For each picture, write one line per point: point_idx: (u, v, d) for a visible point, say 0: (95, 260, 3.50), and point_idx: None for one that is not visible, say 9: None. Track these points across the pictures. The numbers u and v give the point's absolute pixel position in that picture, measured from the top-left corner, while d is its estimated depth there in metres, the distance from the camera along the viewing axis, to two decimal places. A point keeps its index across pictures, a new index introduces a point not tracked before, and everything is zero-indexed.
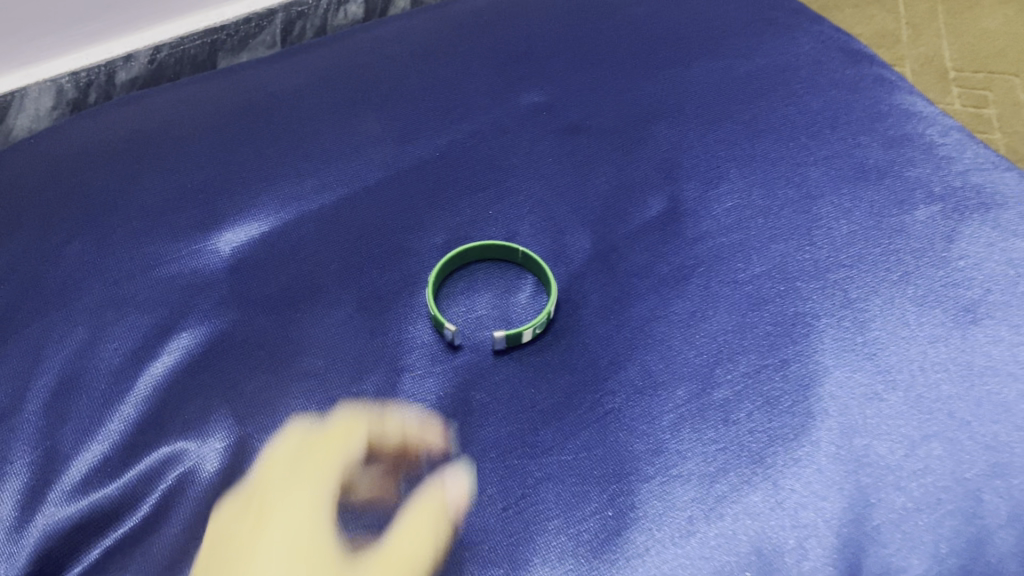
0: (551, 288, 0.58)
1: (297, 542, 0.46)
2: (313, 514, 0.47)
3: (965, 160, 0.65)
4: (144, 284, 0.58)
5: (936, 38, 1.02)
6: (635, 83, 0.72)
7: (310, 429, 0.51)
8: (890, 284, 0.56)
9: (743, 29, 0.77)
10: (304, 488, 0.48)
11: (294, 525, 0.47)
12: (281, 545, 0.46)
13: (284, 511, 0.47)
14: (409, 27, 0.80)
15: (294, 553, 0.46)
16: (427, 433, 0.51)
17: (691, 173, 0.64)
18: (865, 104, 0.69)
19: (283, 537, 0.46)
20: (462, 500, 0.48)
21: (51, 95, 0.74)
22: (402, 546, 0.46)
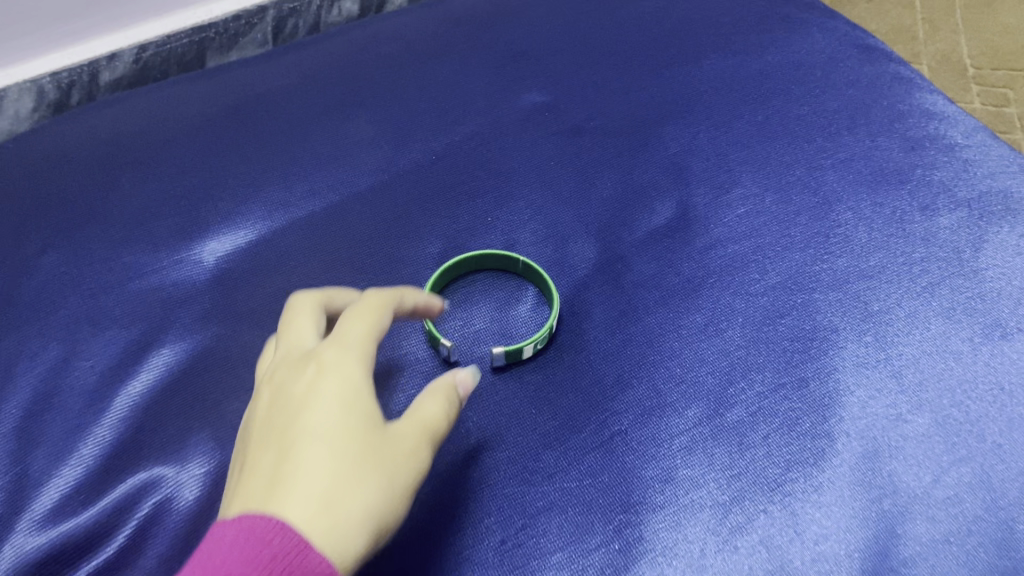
0: (553, 300, 0.54)
1: (346, 398, 0.42)
2: (358, 368, 0.44)
3: (990, 164, 0.61)
4: (123, 297, 0.55)
5: (954, 35, 0.98)
6: (641, 82, 0.69)
7: (312, 300, 0.51)
8: (914, 295, 0.53)
9: (755, 26, 0.74)
10: (343, 352, 0.44)
11: (344, 378, 0.43)
12: (331, 396, 0.42)
13: (326, 378, 0.43)
14: (405, 24, 0.77)
15: (346, 395, 0.42)
16: (421, 300, 0.51)
17: (701, 177, 0.61)
18: (884, 104, 0.66)
19: (332, 394, 0.42)
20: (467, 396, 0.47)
21: (32, 97, 0.70)
22: (431, 404, 0.44)
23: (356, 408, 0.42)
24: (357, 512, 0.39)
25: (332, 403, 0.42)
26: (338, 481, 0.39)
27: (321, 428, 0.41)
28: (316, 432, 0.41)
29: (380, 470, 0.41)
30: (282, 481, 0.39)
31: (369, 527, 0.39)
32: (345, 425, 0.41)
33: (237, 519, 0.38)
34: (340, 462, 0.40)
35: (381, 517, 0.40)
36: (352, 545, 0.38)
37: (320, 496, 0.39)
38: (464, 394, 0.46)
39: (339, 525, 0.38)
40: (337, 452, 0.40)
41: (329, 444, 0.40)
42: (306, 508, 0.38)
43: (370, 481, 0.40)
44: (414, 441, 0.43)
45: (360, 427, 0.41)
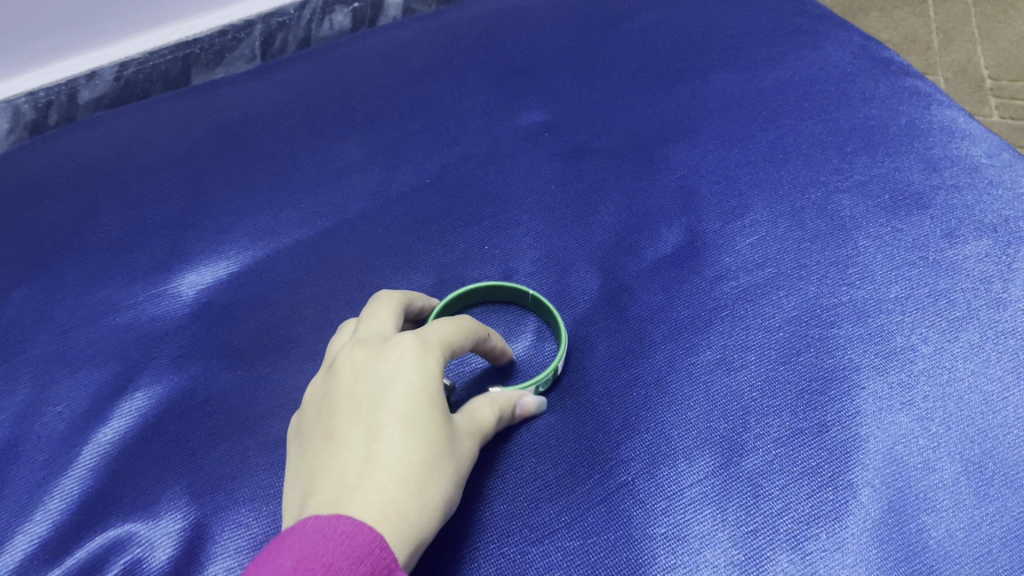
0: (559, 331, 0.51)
1: (428, 386, 0.41)
2: (440, 361, 0.42)
3: (1015, 187, 0.58)
4: (97, 336, 0.52)
5: (970, 45, 0.94)
6: (645, 101, 0.65)
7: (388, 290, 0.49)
8: (940, 331, 0.50)
9: (765, 38, 0.70)
10: (429, 347, 0.42)
11: (428, 372, 0.41)
12: (415, 381, 0.41)
13: (410, 364, 0.41)
14: (399, 38, 0.73)
15: (428, 385, 0.41)
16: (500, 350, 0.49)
17: (710, 202, 0.58)
18: (902, 122, 0.63)
19: (418, 382, 0.41)
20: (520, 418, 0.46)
21: (7, 117, 0.67)
22: (491, 407, 0.44)
23: (437, 396, 0.41)
24: (435, 500, 0.39)
25: (416, 389, 0.41)
26: (422, 468, 0.39)
27: (407, 411, 0.40)
28: (399, 415, 0.40)
29: (452, 459, 0.40)
30: (368, 464, 0.38)
31: (440, 515, 0.39)
32: (429, 413, 0.40)
33: (332, 522, 0.35)
34: (423, 450, 0.39)
35: (448, 507, 0.40)
36: (426, 534, 0.38)
37: (408, 480, 0.38)
38: (519, 414, 0.46)
39: (420, 512, 0.38)
40: (422, 439, 0.39)
41: (415, 430, 0.39)
42: (395, 492, 0.37)
43: (446, 471, 0.39)
44: (477, 434, 0.42)
45: (441, 415, 0.41)
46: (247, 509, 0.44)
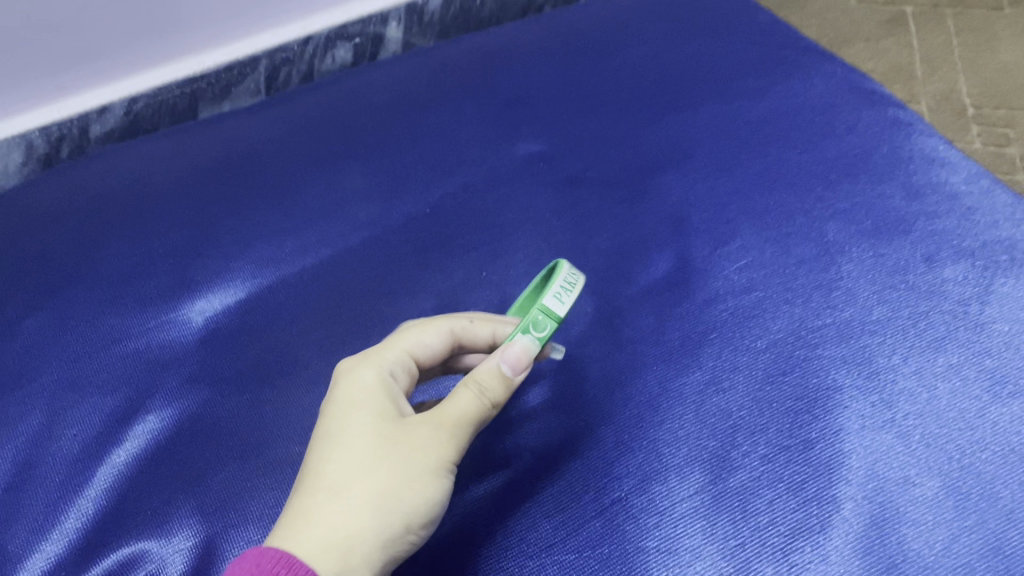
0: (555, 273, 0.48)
1: (360, 396, 0.43)
2: (377, 367, 0.44)
3: (992, 211, 0.61)
4: (109, 361, 0.53)
5: (953, 74, 0.94)
6: (637, 132, 0.68)
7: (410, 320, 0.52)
8: (920, 351, 0.52)
9: (750, 71, 0.73)
10: (365, 358, 0.45)
11: (356, 385, 0.44)
12: (345, 396, 0.43)
13: (344, 383, 0.44)
14: (399, 72, 0.76)
15: (356, 392, 0.43)
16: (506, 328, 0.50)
17: (700, 229, 0.60)
18: (883, 150, 0.65)
19: (350, 395, 0.43)
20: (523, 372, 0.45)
21: (20, 151, 0.70)
22: (466, 391, 0.42)
23: (370, 402, 0.43)
24: (364, 499, 0.39)
25: (348, 402, 0.43)
26: (345, 473, 0.40)
27: (338, 426, 0.42)
28: (331, 431, 0.42)
29: (389, 454, 0.41)
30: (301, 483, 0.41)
31: (379, 511, 0.39)
32: (356, 421, 0.42)
33: (244, 555, 0.38)
34: (345, 457, 0.41)
35: (394, 499, 0.40)
36: (358, 532, 0.39)
37: (327, 489, 0.40)
38: (514, 374, 0.44)
39: (343, 514, 0.39)
40: (348, 445, 0.41)
41: (340, 442, 0.41)
42: (315, 504, 0.39)
43: (379, 469, 0.40)
44: (436, 421, 0.42)
45: (372, 419, 0.42)
46: (256, 527, 0.46)
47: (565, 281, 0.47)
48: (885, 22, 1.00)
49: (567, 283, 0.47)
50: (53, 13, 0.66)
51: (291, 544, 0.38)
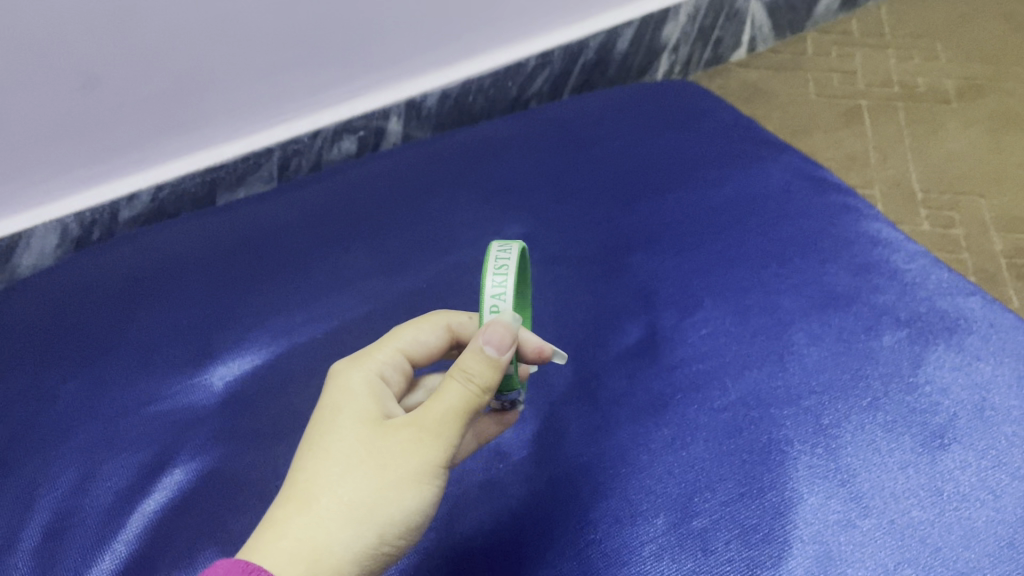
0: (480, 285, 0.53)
1: (346, 401, 0.48)
2: (364, 370, 0.50)
3: (928, 286, 0.68)
4: (141, 422, 0.60)
5: (903, 162, 1.01)
6: (612, 215, 0.76)
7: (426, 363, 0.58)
8: (860, 409, 0.59)
9: (714, 161, 0.82)
10: (357, 361, 0.51)
11: (342, 389, 0.49)
12: (332, 400, 0.48)
13: (333, 389, 0.49)
14: (399, 161, 0.84)
15: (341, 396, 0.48)
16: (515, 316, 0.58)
17: (668, 302, 0.67)
18: (832, 231, 0.73)
19: (339, 397, 0.48)
20: (513, 351, 0.46)
21: (56, 234, 0.79)
22: (452, 387, 0.45)
23: (353, 407, 0.47)
24: (335, 511, 0.43)
25: (333, 408, 0.48)
26: (319, 485, 0.44)
27: (321, 433, 0.46)
28: (315, 436, 0.46)
29: (364, 462, 0.44)
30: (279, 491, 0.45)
31: (349, 522, 0.43)
32: (337, 425, 0.46)
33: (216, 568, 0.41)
34: (318, 467, 0.44)
35: (365, 512, 0.43)
36: (326, 543, 0.42)
37: (300, 500, 0.43)
38: (501, 354, 0.45)
39: (312, 528, 0.42)
40: (323, 454, 0.45)
41: (317, 451, 0.45)
42: (287, 518, 0.43)
43: (352, 479, 0.44)
44: (414, 429, 0.44)
45: (352, 426, 0.46)
46: None
47: (494, 284, 0.52)
48: (841, 114, 1.09)
49: (496, 285, 0.52)
50: (90, 111, 0.74)
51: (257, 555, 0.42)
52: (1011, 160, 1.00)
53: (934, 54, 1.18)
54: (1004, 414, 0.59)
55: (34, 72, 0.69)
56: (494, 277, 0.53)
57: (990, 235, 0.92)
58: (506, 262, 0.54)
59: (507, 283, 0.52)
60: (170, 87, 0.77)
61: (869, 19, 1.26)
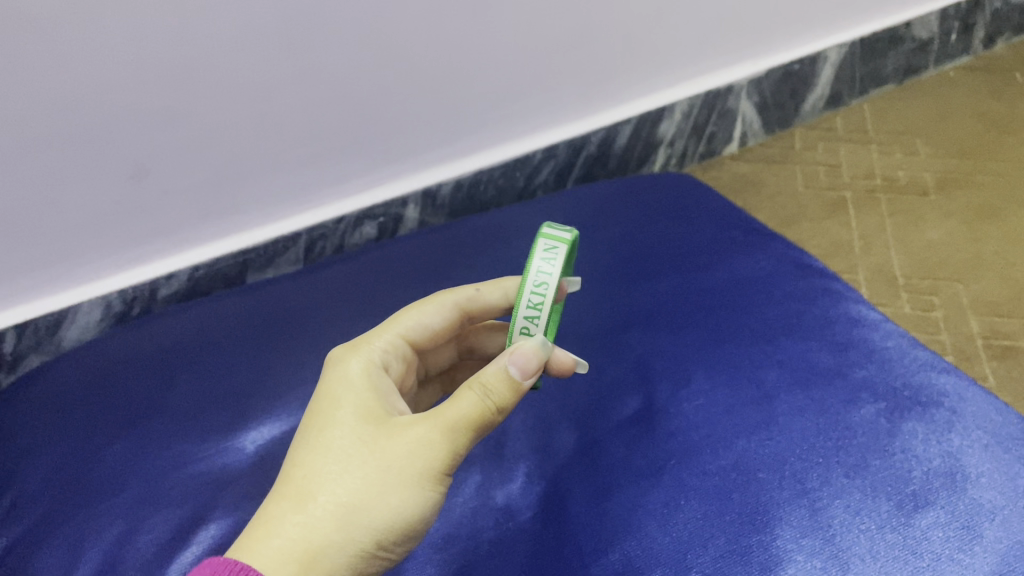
0: (518, 296, 0.60)
1: (348, 396, 0.54)
2: (362, 356, 0.58)
3: (904, 362, 0.74)
4: (179, 481, 0.66)
5: (886, 249, 1.08)
6: (612, 297, 0.82)
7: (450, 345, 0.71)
8: (841, 474, 0.64)
9: (707, 247, 0.89)
10: (355, 350, 0.59)
11: (343, 380, 0.56)
12: (334, 391, 0.55)
13: (333, 380, 0.56)
14: (415, 245, 0.92)
15: (342, 388, 0.55)
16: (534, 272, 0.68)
17: (663, 375, 0.73)
18: (815, 312, 0.79)
19: (340, 388, 0.55)
20: (533, 377, 0.53)
21: (100, 309, 0.87)
22: (469, 395, 0.51)
23: (356, 403, 0.54)
24: (330, 514, 0.48)
25: (336, 398, 0.54)
26: (318, 487, 0.50)
27: (325, 427, 0.53)
28: (319, 430, 0.53)
29: (363, 465, 0.50)
30: (278, 488, 0.51)
31: (344, 526, 0.48)
32: (341, 420, 0.53)
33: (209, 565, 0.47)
34: (319, 468, 0.50)
35: (360, 516, 0.49)
36: (322, 546, 0.47)
37: (299, 500, 0.49)
38: (523, 379, 0.52)
39: (307, 531, 0.48)
40: (326, 453, 0.51)
41: (319, 451, 0.51)
42: (285, 522, 0.49)
43: (349, 482, 0.49)
44: (423, 432, 0.51)
45: (354, 424, 0.52)
46: None
47: (530, 302, 0.60)
48: (827, 205, 1.16)
49: (533, 306, 0.60)
50: (138, 199, 0.82)
51: (254, 554, 0.47)
52: (987, 249, 1.07)
53: (915, 150, 1.26)
54: (975, 481, 0.64)
55: (90, 165, 0.77)
56: (531, 294, 0.60)
57: (967, 318, 0.98)
58: (546, 278, 0.60)
59: (542, 306, 0.60)
60: (211, 178, 0.85)
61: (853, 117, 1.35)
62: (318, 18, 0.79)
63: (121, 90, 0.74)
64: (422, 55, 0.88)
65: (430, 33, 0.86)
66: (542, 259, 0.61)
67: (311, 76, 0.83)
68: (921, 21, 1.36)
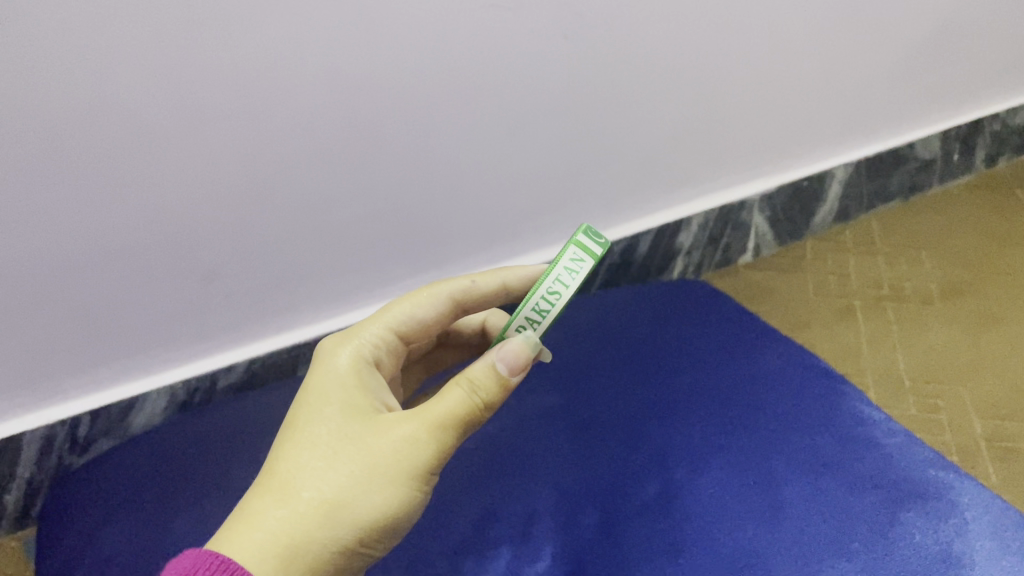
0: (530, 293, 0.58)
1: (336, 391, 0.58)
2: (353, 348, 0.62)
3: (905, 456, 0.80)
4: None
5: (893, 354, 1.15)
6: (632, 392, 0.89)
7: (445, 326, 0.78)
8: (843, 559, 0.70)
9: (720, 348, 0.96)
10: (347, 342, 0.62)
11: (333, 373, 0.59)
12: (325, 385, 0.59)
13: (324, 373, 0.60)
14: None
15: (333, 382, 0.59)
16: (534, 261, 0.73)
17: (679, 464, 0.79)
18: (820, 410, 0.86)
19: (329, 382, 0.59)
20: (521, 372, 0.57)
21: (166, 397, 0.95)
22: (457, 391, 0.56)
23: (344, 399, 0.58)
24: (312, 511, 0.52)
25: (325, 392, 0.58)
26: (300, 483, 0.54)
27: (313, 420, 0.57)
28: (307, 422, 0.57)
29: (348, 464, 0.54)
30: (261, 478, 0.55)
31: (325, 523, 0.52)
32: (331, 417, 0.57)
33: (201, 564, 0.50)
34: (304, 463, 0.54)
35: (342, 513, 0.53)
36: (304, 541, 0.52)
37: (281, 496, 0.53)
38: (510, 376, 0.57)
39: (289, 526, 0.52)
40: (312, 448, 0.55)
41: (305, 447, 0.55)
42: (267, 517, 0.52)
43: (331, 481, 0.54)
44: (411, 432, 0.55)
45: (341, 421, 0.56)
46: None
47: (537, 306, 0.58)
48: (836, 311, 1.24)
49: (538, 311, 0.58)
50: (207, 300, 0.92)
51: (238, 549, 0.51)
52: (989, 355, 1.14)
53: (920, 261, 1.34)
54: (970, 567, 0.69)
55: (168, 269, 0.87)
56: (542, 299, 0.58)
57: (972, 420, 1.04)
58: (561, 288, 0.57)
59: (547, 315, 0.58)
60: (269, 280, 0.94)
61: (861, 230, 1.44)
62: (370, 141, 0.89)
63: (199, 203, 0.84)
64: (460, 173, 0.98)
65: (468, 153, 0.97)
66: (565, 269, 0.57)
67: (363, 190, 0.93)
68: (922, 142, 1.46)
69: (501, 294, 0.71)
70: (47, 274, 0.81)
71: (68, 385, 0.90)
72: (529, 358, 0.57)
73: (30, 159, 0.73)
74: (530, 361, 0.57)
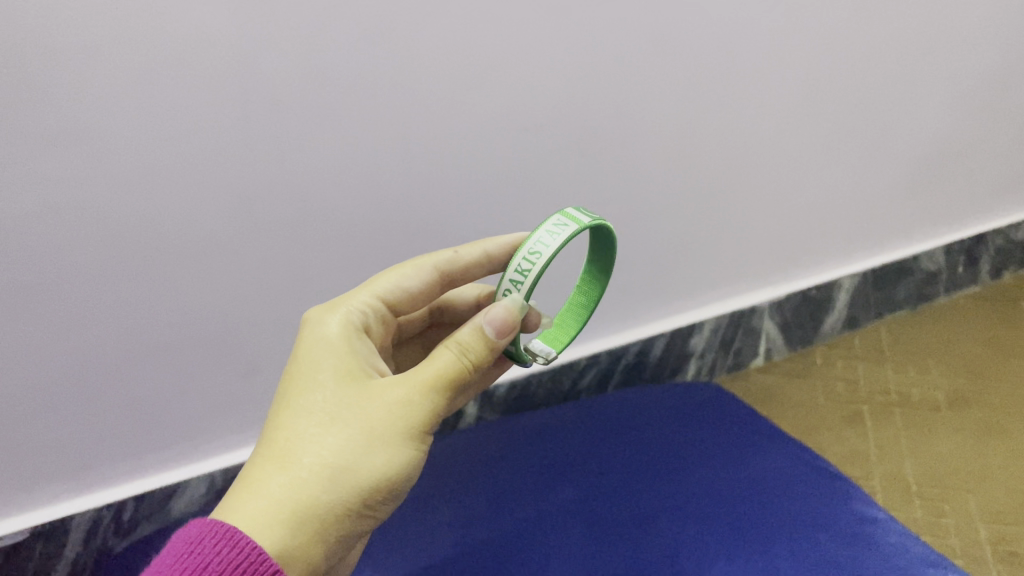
0: (516, 258, 0.72)
1: (328, 360, 0.63)
2: (342, 317, 0.68)
3: (905, 555, 0.84)
4: None
5: (900, 459, 1.19)
6: (644, 489, 0.94)
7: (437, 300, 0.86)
8: None
9: (730, 449, 1.01)
10: (335, 312, 0.68)
11: (323, 344, 0.65)
12: (317, 354, 0.64)
13: (314, 345, 0.65)
14: (473, 441, 1.06)
15: (324, 352, 0.64)
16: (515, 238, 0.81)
17: (688, 558, 0.84)
18: (825, 510, 0.90)
19: (321, 351, 0.64)
20: (501, 337, 0.65)
21: (206, 484, 1.01)
22: (447, 356, 0.62)
23: (336, 368, 0.62)
24: (314, 474, 0.56)
25: (317, 360, 0.63)
26: (301, 450, 0.57)
27: (308, 389, 0.61)
28: (302, 391, 0.61)
29: (345, 428, 0.58)
30: (262, 452, 0.59)
31: (328, 487, 0.56)
32: (324, 385, 0.61)
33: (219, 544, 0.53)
34: (302, 431, 0.58)
35: (344, 476, 0.56)
36: (308, 504, 0.55)
37: (282, 463, 0.57)
38: (493, 341, 0.65)
39: (291, 491, 0.55)
40: (308, 417, 0.59)
41: (303, 416, 0.59)
42: (270, 486, 0.56)
43: (332, 447, 0.57)
44: (404, 391, 0.60)
45: (334, 388, 0.61)
46: None
47: (521, 266, 0.71)
48: (844, 416, 1.28)
49: (521, 271, 0.71)
50: (247, 393, 0.99)
51: (244, 517, 0.54)
52: (994, 462, 1.17)
53: (927, 369, 1.39)
54: None
55: (214, 363, 0.95)
56: (524, 261, 0.71)
57: (976, 525, 1.07)
58: (542, 248, 0.71)
59: (529, 272, 0.71)
60: None
61: (870, 338, 1.49)
62: (404, 247, 0.98)
63: (245, 302, 0.92)
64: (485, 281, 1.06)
65: None
66: (546, 233, 0.72)
67: None
68: (927, 255, 1.52)
69: (484, 264, 0.80)
70: (104, 365, 0.89)
71: (115, 470, 0.96)
72: (512, 325, 0.66)
73: (100, 259, 0.82)
74: (513, 329, 0.66)
